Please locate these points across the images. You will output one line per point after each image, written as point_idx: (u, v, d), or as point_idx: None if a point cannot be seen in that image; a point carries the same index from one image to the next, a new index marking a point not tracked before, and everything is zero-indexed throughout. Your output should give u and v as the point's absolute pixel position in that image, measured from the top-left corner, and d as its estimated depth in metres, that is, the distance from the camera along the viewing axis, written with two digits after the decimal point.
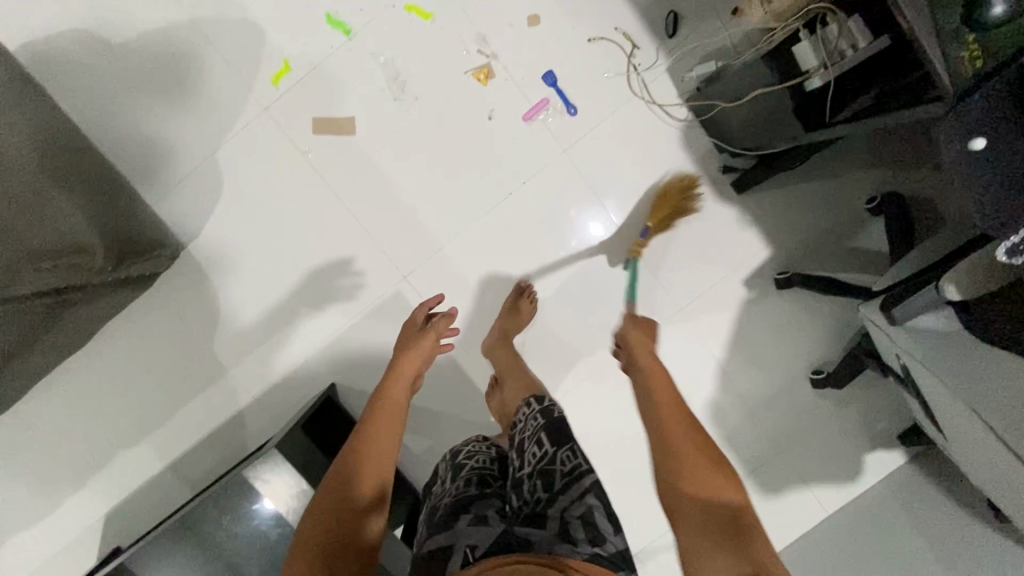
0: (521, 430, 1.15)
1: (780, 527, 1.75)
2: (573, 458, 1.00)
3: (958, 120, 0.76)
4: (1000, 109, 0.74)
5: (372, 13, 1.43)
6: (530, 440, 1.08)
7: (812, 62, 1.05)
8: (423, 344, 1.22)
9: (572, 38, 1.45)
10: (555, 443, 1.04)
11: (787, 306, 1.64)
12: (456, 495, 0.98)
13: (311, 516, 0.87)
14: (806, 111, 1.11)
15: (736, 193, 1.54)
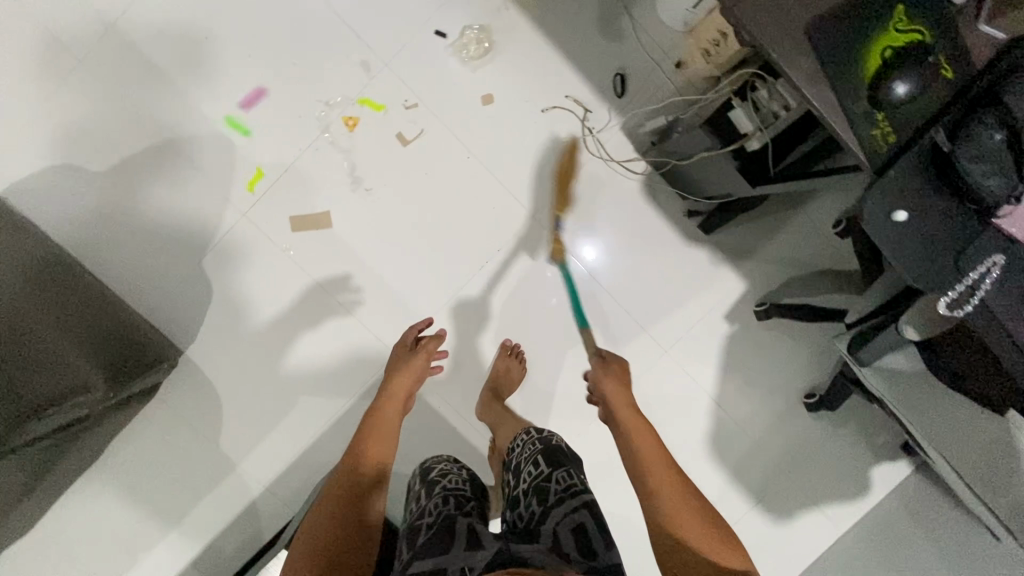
0: (516, 458, 1.14)
1: (800, 550, 1.74)
2: (571, 476, 0.99)
3: (877, 195, 0.80)
4: (913, 182, 0.79)
5: (336, 113, 1.51)
6: (528, 462, 1.07)
7: (748, 127, 1.10)
8: (417, 362, 1.31)
9: (527, 110, 1.53)
10: (553, 462, 1.03)
11: (770, 334, 1.67)
12: (437, 515, 0.91)
13: (327, 500, 0.98)
14: (750, 168, 1.16)
15: (704, 234, 1.60)
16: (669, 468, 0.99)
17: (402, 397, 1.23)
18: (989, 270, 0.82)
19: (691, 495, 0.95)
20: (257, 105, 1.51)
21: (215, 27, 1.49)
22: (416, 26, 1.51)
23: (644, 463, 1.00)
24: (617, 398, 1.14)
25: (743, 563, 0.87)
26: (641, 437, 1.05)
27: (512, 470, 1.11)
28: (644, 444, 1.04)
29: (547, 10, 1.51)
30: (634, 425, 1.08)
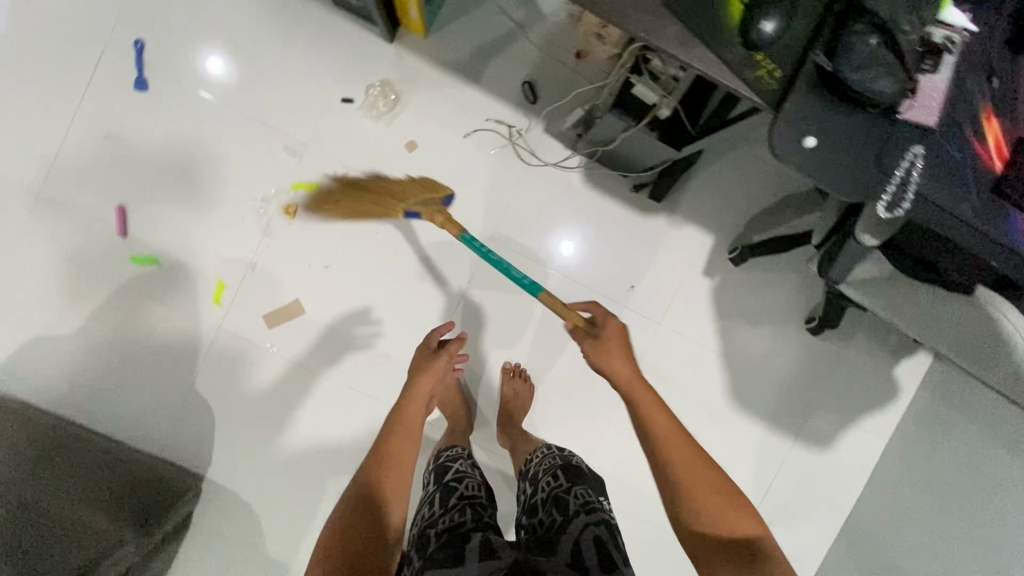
0: (534, 477, 1.17)
1: (853, 469, 1.74)
2: (592, 495, 1.02)
3: (782, 129, 0.82)
4: (811, 107, 0.81)
5: (274, 205, 1.54)
6: (545, 477, 1.12)
7: (653, 98, 1.13)
8: (438, 365, 1.20)
9: (453, 143, 1.56)
10: (574, 479, 1.07)
11: (753, 275, 1.68)
12: (449, 525, 0.92)
13: (358, 495, 0.94)
14: (669, 134, 1.19)
15: (657, 202, 1.62)
16: (703, 481, 0.95)
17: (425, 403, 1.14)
18: (912, 163, 0.84)
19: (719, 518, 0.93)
20: (198, 222, 1.53)
21: (134, 163, 1.52)
22: (323, 99, 1.54)
23: (672, 478, 0.96)
24: (636, 397, 1.05)
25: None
26: (668, 447, 0.99)
27: (530, 488, 1.14)
28: (673, 455, 0.98)
29: (439, 45, 1.54)
30: (658, 427, 1.01)
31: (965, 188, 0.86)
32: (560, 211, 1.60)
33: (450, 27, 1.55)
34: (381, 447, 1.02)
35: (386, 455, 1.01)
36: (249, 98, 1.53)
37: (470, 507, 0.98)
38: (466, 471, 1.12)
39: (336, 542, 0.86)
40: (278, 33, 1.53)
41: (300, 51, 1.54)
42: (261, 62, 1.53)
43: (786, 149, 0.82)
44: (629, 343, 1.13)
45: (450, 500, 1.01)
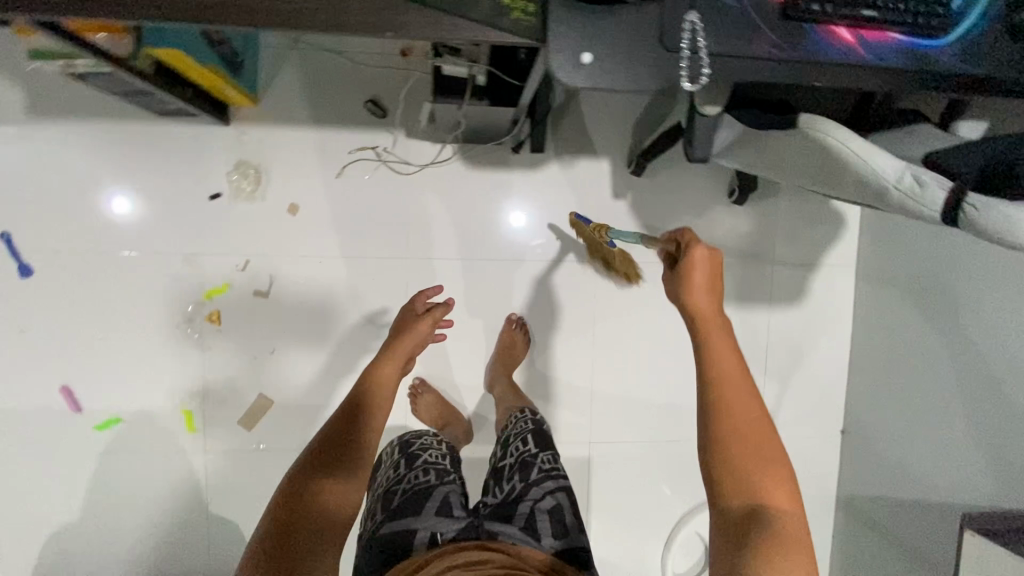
0: (504, 439, 1.37)
1: (829, 308, 1.79)
2: (554, 460, 1.25)
3: (557, 57, 0.81)
4: (574, 25, 0.81)
5: (199, 320, 1.56)
6: (513, 442, 1.32)
7: (465, 70, 1.13)
8: (418, 329, 1.31)
9: (331, 188, 1.58)
10: (541, 445, 1.28)
11: (663, 175, 1.68)
12: (414, 486, 1.16)
13: (322, 448, 0.97)
14: (500, 95, 1.20)
15: (542, 153, 1.62)
16: (755, 449, 0.84)
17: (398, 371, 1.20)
18: (694, 29, 0.83)
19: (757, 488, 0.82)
20: (139, 368, 1.56)
21: (54, 342, 1.54)
22: (194, 205, 1.55)
23: (729, 446, 0.84)
24: (709, 334, 0.90)
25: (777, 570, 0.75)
26: (735, 410, 0.85)
27: (501, 448, 1.35)
28: (741, 419, 0.85)
29: (273, 104, 1.54)
30: (734, 380, 0.87)
31: (757, 27, 0.86)
32: (458, 203, 1.62)
33: (275, 82, 1.53)
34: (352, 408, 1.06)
35: (353, 416, 1.04)
36: (126, 235, 1.54)
37: (432, 468, 1.20)
38: (429, 441, 1.29)
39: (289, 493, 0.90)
40: (121, 165, 1.53)
41: (150, 169, 1.53)
42: (120, 198, 1.53)
43: (570, 72, 0.82)
44: (715, 271, 0.96)
45: (418, 460, 1.22)
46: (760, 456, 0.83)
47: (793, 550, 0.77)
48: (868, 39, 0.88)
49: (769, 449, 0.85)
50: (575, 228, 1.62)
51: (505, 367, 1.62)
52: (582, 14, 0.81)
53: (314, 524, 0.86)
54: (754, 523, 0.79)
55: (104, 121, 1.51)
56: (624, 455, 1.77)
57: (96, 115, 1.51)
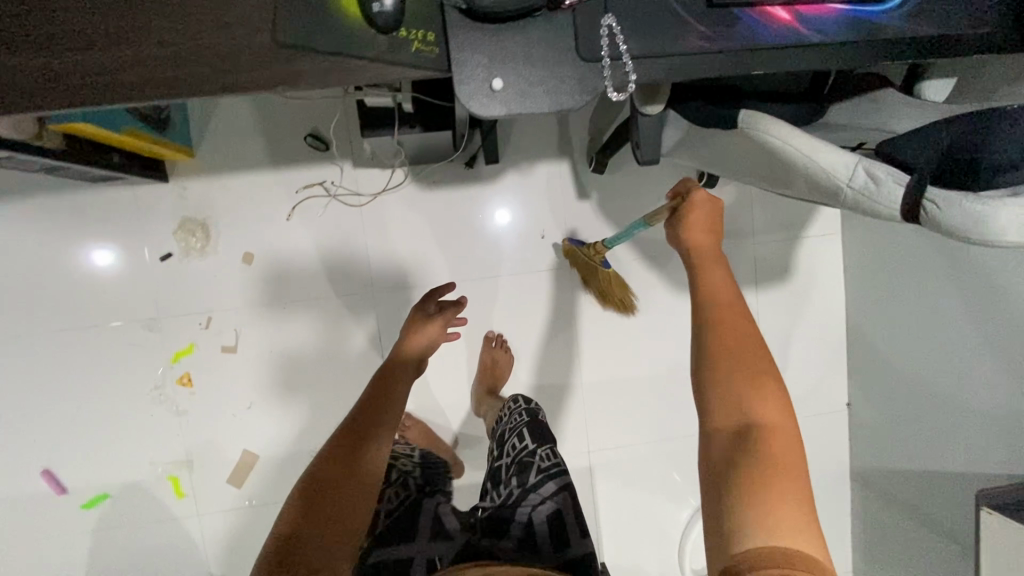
0: (503, 429, 1.30)
1: (819, 281, 1.71)
2: (553, 454, 1.18)
3: (465, 86, 0.74)
4: (479, 52, 0.74)
5: (170, 385, 1.52)
6: (511, 437, 1.24)
7: (389, 100, 1.06)
8: (431, 326, 1.19)
9: (283, 232, 1.51)
10: (539, 439, 1.21)
11: (628, 168, 1.60)
12: (402, 507, 1.10)
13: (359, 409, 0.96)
14: (433, 118, 1.12)
15: (498, 164, 1.55)
16: (751, 370, 0.74)
17: (422, 349, 1.16)
18: (612, 33, 0.76)
19: (750, 410, 0.72)
20: (117, 441, 1.52)
21: (26, 428, 1.50)
22: (146, 269, 1.49)
23: (723, 367, 0.75)
24: (704, 268, 0.86)
25: (766, 491, 0.64)
26: (730, 329, 0.77)
27: (501, 440, 1.27)
28: (738, 339, 0.77)
29: (210, 154, 1.47)
30: (730, 304, 0.80)
31: (682, 20, 0.78)
32: (418, 228, 1.55)
33: (209, 131, 1.47)
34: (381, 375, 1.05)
35: (383, 384, 1.03)
36: (82, 309, 1.49)
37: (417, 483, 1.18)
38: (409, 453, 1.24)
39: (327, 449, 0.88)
40: (64, 238, 1.47)
41: (96, 239, 1.48)
42: (68, 272, 1.48)
43: (481, 100, 0.75)
44: (718, 219, 0.92)
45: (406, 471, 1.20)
46: (754, 375, 0.74)
47: (783, 475, 0.66)
48: (807, 13, 0.80)
49: (765, 372, 0.75)
50: (569, 258, 1.57)
51: (489, 389, 1.57)
52: (485, 36, 0.74)
53: (329, 529, 0.79)
54: (744, 445, 0.69)
55: (38, 196, 1.45)
56: (625, 461, 1.72)
57: (30, 191, 1.45)
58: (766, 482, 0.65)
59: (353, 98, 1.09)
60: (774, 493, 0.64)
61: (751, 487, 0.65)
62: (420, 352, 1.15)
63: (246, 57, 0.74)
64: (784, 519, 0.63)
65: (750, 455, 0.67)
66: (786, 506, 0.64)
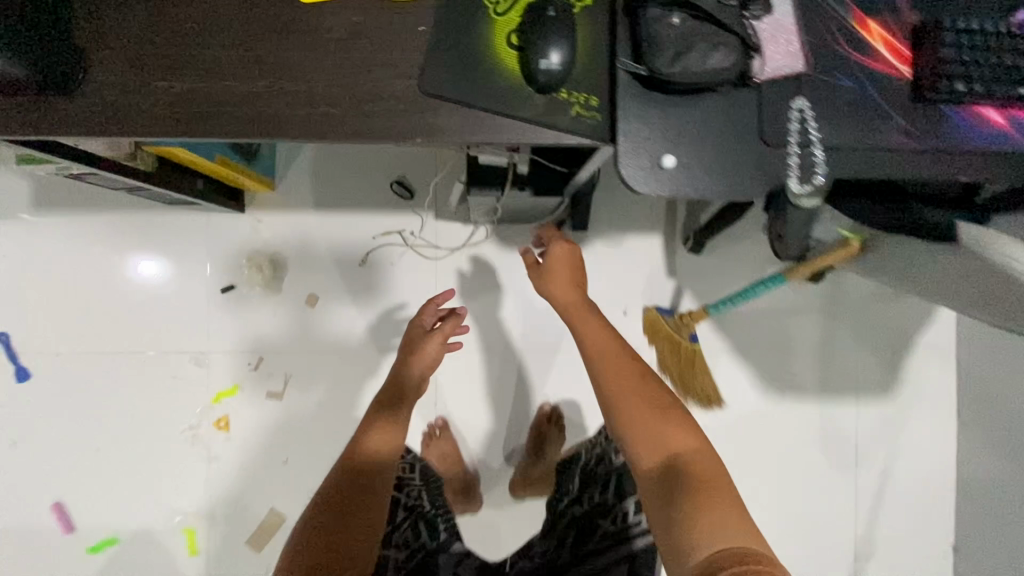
0: (593, 459, 1.17)
1: (929, 402, 1.51)
2: (630, 516, 1.06)
3: (630, 162, 0.64)
4: (648, 125, 0.65)
5: (205, 426, 1.40)
6: (596, 482, 1.12)
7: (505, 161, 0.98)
8: (430, 346, 1.05)
9: (352, 278, 1.42)
10: (622, 494, 1.08)
11: (726, 251, 1.46)
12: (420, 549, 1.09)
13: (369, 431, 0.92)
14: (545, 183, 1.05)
15: (586, 233, 1.44)
16: (652, 410, 0.82)
17: (428, 366, 1.05)
18: (803, 119, 0.66)
19: (665, 446, 0.80)
20: (139, 480, 1.40)
21: (51, 453, 1.39)
22: (204, 300, 1.42)
23: (630, 418, 0.83)
24: (575, 318, 0.95)
25: (712, 516, 0.71)
26: (623, 381, 0.85)
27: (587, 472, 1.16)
28: (632, 387, 0.85)
29: (291, 190, 1.42)
30: (620, 359, 0.88)
31: (883, 112, 0.67)
32: (493, 289, 1.44)
33: (293, 166, 1.41)
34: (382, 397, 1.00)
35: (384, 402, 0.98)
36: (132, 333, 1.41)
37: (419, 524, 1.11)
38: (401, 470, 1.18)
39: (347, 463, 0.86)
40: (129, 258, 1.41)
41: (160, 262, 1.41)
42: (126, 294, 1.41)
43: (646, 180, 0.64)
44: (576, 269, 1.04)
45: (402, 513, 1.11)
46: (647, 407, 0.82)
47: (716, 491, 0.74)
48: None
49: (656, 399, 0.84)
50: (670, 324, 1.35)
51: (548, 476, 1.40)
52: (658, 108, 0.65)
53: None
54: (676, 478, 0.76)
55: (113, 213, 1.41)
56: None
57: (106, 207, 1.41)
58: (709, 507, 0.72)
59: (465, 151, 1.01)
60: (718, 514, 0.71)
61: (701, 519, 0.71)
62: (422, 369, 1.04)
63: (385, 101, 0.65)
64: (732, 531, 0.69)
65: (689, 490, 0.74)
66: (731, 521, 0.71)
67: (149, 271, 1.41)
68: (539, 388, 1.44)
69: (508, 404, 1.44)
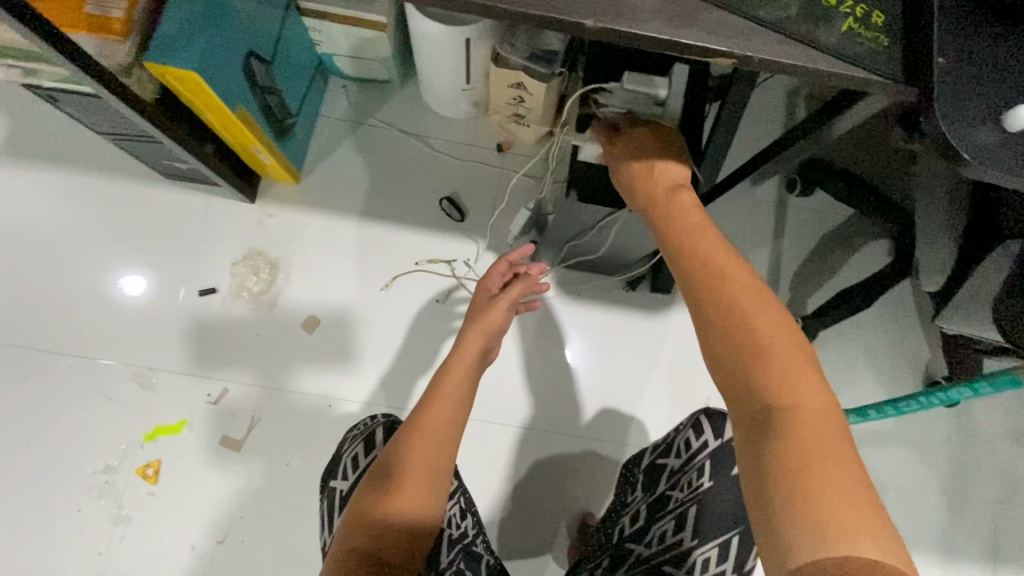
0: (660, 477, 0.77)
1: None
2: (712, 567, 0.67)
3: (966, 135, 0.47)
4: (966, 72, 0.49)
5: (126, 472, 1.01)
6: (666, 516, 0.72)
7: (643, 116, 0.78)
8: (497, 312, 0.82)
9: (367, 305, 1.11)
10: (701, 534, 0.68)
11: (835, 347, 1.16)
12: None
13: (420, 427, 0.68)
14: None
15: (667, 297, 1.15)
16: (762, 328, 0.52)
17: (491, 338, 0.81)
18: None
19: (768, 374, 0.49)
20: (14, 533, 0.99)
21: None
22: (174, 302, 1.09)
23: (728, 328, 0.53)
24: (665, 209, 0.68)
25: (810, 489, 0.44)
26: (731, 286, 0.55)
27: (655, 497, 0.76)
28: (743, 290, 0.55)
29: (318, 187, 1.15)
30: (717, 256, 0.59)
31: None
32: (542, 347, 1.12)
33: (327, 160, 1.16)
34: (436, 380, 0.74)
35: (438, 387, 0.73)
36: (69, 329, 1.07)
37: (469, 567, 0.73)
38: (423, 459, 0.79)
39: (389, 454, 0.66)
40: (96, 234, 1.11)
41: (136, 242, 1.12)
42: (78, 278, 1.10)
43: (989, 161, 0.47)
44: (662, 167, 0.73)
45: (444, 556, 0.74)
46: (756, 326, 0.52)
47: (832, 468, 0.44)
48: None
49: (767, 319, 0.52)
50: None
51: None
52: (982, 70, 0.49)
53: None
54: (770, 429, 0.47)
55: (93, 177, 1.13)
56: None
57: (86, 168, 1.13)
58: (810, 484, 0.44)
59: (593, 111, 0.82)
60: (824, 500, 0.43)
61: (789, 496, 0.44)
62: (487, 342, 0.81)
63: None
64: (839, 516, 0.42)
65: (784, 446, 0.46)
66: (838, 502, 0.43)
67: (128, 288, 1.10)
68: (583, 489, 1.07)
69: (540, 504, 1.06)
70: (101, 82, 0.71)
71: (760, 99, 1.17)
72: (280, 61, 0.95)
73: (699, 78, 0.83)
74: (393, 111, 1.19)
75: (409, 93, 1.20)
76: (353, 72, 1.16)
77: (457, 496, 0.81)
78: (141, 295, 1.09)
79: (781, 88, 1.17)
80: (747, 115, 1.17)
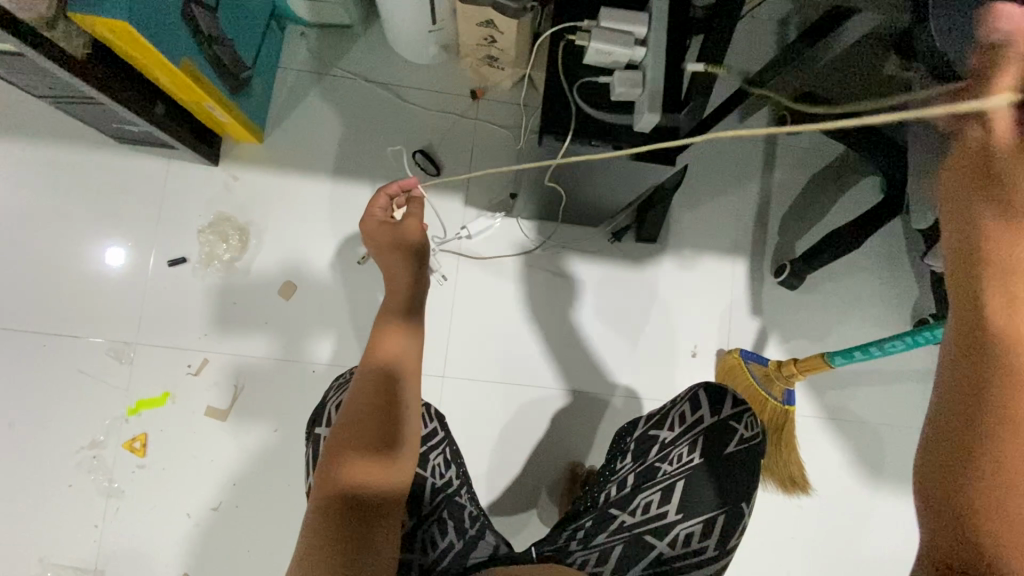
0: (649, 448, 0.80)
1: None
2: (694, 542, 0.75)
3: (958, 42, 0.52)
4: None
5: (112, 446, 1.01)
6: (652, 487, 0.77)
7: (622, 55, 0.72)
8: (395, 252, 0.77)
9: (344, 266, 1.08)
10: (686, 511, 0.75)
11: (823, 288, 1.14)
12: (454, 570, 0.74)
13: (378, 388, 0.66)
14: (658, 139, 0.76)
15: (653, 246, 1.12)
16: None
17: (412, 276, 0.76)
18: None
19: None
20: (10, 510, 0.99)
21: None
22: (144, 274, 1.06)
23: None
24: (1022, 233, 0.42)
25: None
26: None
27: (643, 467, 0.79)
28: None
29: (284, 147, 1.09)
30: None
31: None
32: (526, 303, 1.10)
33: (291, 117, 1.10)
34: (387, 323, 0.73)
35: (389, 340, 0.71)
36: (38, 306, 1.04)
37: (452, 517, 0.76)
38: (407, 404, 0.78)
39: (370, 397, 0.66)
40: (53, 205, 1.06)
41: (98, 213, 1.06)
42: (41, 253, 1.05)
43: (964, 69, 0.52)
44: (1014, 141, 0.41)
45: (427, 504, 0.75)
46: None
47: None
48: None
49: None
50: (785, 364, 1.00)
51: None
52: None
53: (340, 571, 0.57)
54: None
55: (42, 145, 1.06)
56: None
57: (33, 134, 1.06)
58: None
59: (568, 47, 0.76)
60: None
61: None
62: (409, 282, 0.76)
63: None
64: None
65: None
66: None
67: (102, 255, 1.06)
68: (572, 441, 1.08)
69: (530, 456, 1.07)
70: (19, 37, 0.64)
71: (751, 30, 1.10)
72: (227, 10, 0.87)
73: (682, 13, 0.77)
74: (357, 59, 1.11)
75: (373, 41, 1.12)
76: (312, 18, 1.08)
77: (441, 447, 0.79)
78: (118, 266, 1.06)
79: (772, 18, 1.10)
80: (734, 47, 1.10)
